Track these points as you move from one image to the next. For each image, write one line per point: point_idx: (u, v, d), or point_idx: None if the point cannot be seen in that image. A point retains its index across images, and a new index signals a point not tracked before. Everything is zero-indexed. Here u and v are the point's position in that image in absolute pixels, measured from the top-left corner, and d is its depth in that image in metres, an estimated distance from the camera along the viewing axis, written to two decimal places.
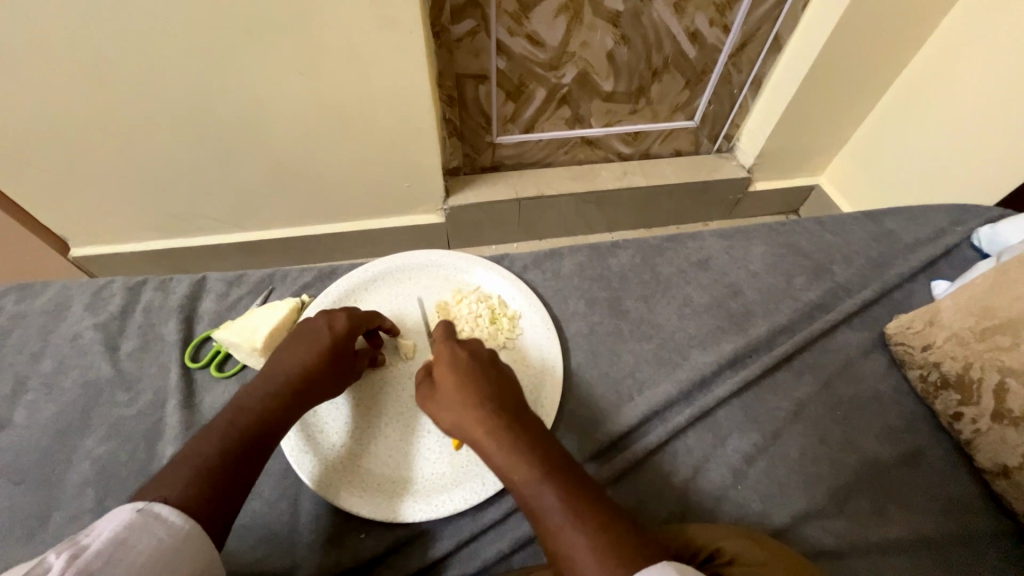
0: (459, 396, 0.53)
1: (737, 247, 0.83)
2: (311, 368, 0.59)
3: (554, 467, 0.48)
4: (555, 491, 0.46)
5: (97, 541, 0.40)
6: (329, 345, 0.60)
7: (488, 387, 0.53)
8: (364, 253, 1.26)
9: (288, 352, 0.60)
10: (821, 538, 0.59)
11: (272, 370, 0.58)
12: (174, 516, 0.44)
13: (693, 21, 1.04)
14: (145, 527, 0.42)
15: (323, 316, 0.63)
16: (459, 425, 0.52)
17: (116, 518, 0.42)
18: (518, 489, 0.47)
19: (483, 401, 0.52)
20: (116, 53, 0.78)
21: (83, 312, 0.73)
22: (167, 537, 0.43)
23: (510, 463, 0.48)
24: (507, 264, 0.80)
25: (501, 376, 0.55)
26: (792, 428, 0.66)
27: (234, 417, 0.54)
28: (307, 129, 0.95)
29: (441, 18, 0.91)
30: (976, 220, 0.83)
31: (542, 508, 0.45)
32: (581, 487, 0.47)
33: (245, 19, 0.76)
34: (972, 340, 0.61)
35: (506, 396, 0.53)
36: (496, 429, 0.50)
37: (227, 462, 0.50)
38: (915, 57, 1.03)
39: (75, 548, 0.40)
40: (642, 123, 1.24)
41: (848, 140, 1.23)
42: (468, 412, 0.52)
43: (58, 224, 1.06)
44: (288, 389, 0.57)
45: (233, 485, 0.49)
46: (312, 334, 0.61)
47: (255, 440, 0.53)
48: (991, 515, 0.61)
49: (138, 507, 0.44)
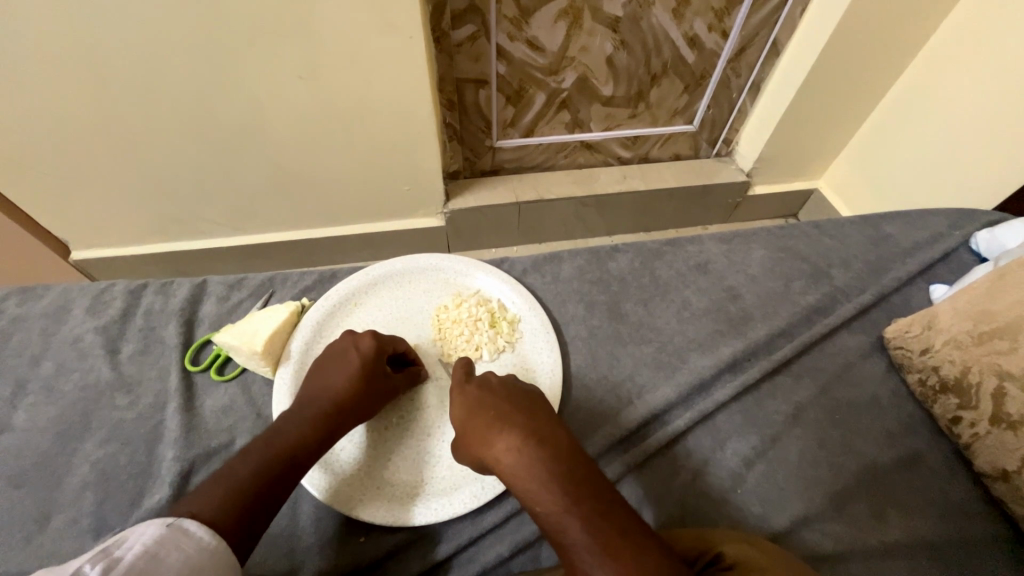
0: (477, 428, 0.53)
1: (736, 251, 0.83)
2: (343, 393, 0.59)
3: (581, 497, 0.47)
4: (580, 524, 0.45)
5: (130, 553, 0.40)
6: (359, 369, 0.61)
7: (509, 416, 0.53)
8: (365, 257, 1.27)
9: (322, 378, 0.61)
10: (820, 542, 0.59)
11: (308, 397, 0.59)
12: (201, 531, 0.45)
13: (692, 26, 1.05)
14: (175, 543, 0.43)
15: (350, 339, 0.64)
16: (486, 458, 0.52)
17: (147, 532, 0.42)
18: (545, 521, 0.47)
19: (502, 437, 0.51)
20: (118, 58, 0.79)
21: (84, 315, 0.74)
22: (196, 554, 0.43)
23: (533, 498, 0.48)
24: (507, 268, 0.81)
25: (529, 403, 0.55)
26: (791, 432, 0.66)
27: (273, 439, 0.55)
28: (307, 133, 0.95)
29: (441, 24, 0.92)
30: (973, 223, 0.83)
31: (568, 540, 0.45)
32: (610, 515, 0.46)
33: (246, 24, 0.77)
34: (970, 344, 0.61)
35: (529, 424, 0.52)
36: (519, 463, 0.50)
37: (258, 483, 0.51)
38: (913, 62, 1.04)
39: (109, 560, 0.39)
40: (641, 127, 1.24)
41: (847, 145, 1.23)
42: (492, 444, 0.52)
43: (58, 227, 1.07)
44: (323, 416, 0.58)
45: (262, 505, 0.50)
46: (342, 359, 0.62)
47: (289, 464, 0.54)
48: (990, 519, 0.61)
49: (167, 523, 0.44)
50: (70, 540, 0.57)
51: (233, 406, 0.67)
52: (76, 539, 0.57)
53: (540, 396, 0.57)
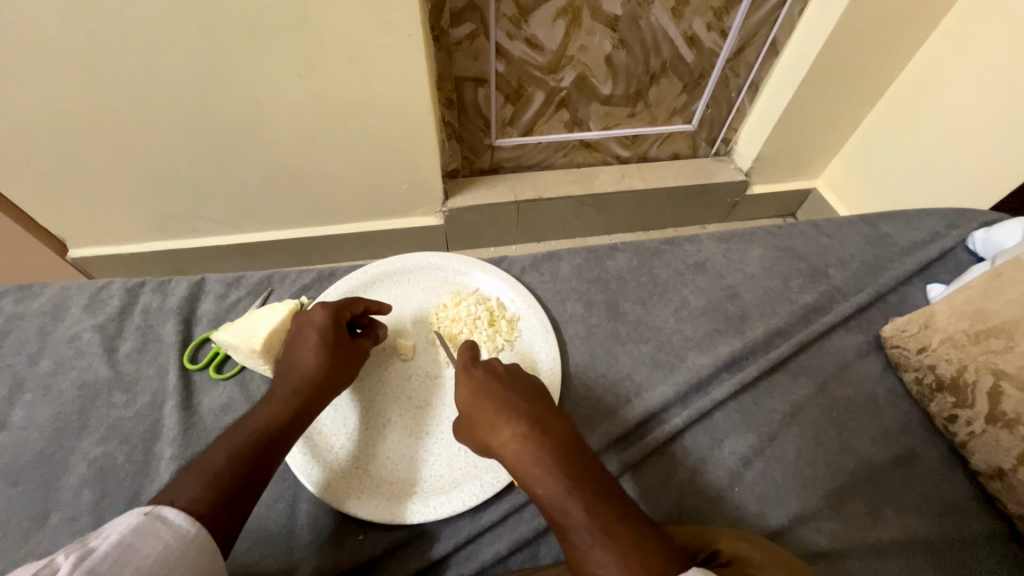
0: (482, 413, 0.53)
1: (734, 250, 0.83)
2: (311, 365, 0.60)
3: (585, 482, 0.47)
4: (584, 508, 0.45)
5: (105, 543, 0.40)
6: (320, 338, 0.62)
7: (514, 401, 0.53)
8: (364, 256, 1.27)
9: (287, 357, 0.62)
10: (817, 540, 0.59)
11: (279, 379, 0.61)
12: (181, 519, 0.44)
13: (690, 25, 1.05)
14: (153, 532, 0.42)
15: (304, 314, 0.65)
16: (488, 443, 0.52)
17: (123, 522, 0.42)
18: (548, 505, 0.47)
19: (508, 423, 0.51)
20: (116, 55, 0.78)
21: (81, 313, 0.73)
22: (174, 541, 0.43)
23: (538, 484, 0.48)
24: (506, 266, 0.81)
25: (535, 392, 0.55)
26: (788, 430, 0.66)
27: (249, 424, 0.56)
28: (306, 132, 0.95)
29: (440, 22, 0.92)
30: (970, 223, 0.83)
31: (570, 524, 0.45)
32: (611, 501, 0.46)
33: (245, 22, 0.77)
34: (967, 343, 0.61)
35: (533, 410, 0.52)
36: (525, 447, 0.49)
37: (235, 466, 0.51)
38: (910, 62, 1.04)
39: (83, 550, 0.39)
40: (640, 126, 1.24)
41: (845, 144, 1.23)
42: (496, 429, 0.51)
43: (55, 225, 1.06)
44: (296, 393, 0.59)
45: (244, 487, 0.50)
46: (302, 334, 0.63)
47: (267, 444, 0.54)
48: (986, 517, 0.62)
49: (145, 511, 0.44)
50: (68, 539, 0.57)
51: (231, 404, 0.67)
52: (73, 538, 0.57)
53: (543, 389, 0.57)
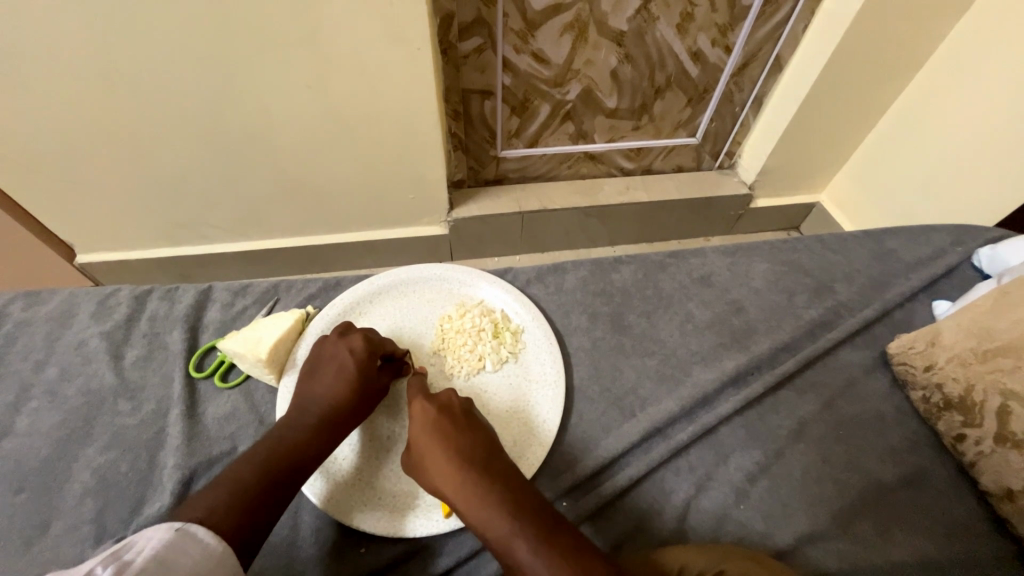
0: (431, 454, 0.55)
1: (739, 264, 0.83)
2: (341, 397, 0.60)
3: (528, 519, 0.49)
4: (529, 547, 0.47)
5: (140, 557, 0.41)
6: (354, 371, 0.61)
7: (457, 440, 0.55)
8: (367, 263, 1.27)
9: (317, 383, 0.61)
10: (823, 559, 0.58)
11: (305, 403, 0.60)
12: (209, 537, 0.46)
13: (695, 41, 1.06)
14: (183, 547, 0.44)
15: (341, 341, 0.64)
16: (436, 485, 0.54)
17: (155, 536, 0.43)
18: (494, 545, 0.49)
19: (453, 465, 0.53)
20: (129, 64, 0.80)
21: (89, 320, 0.74)
22: (202, 558, 0.44)
23: (487, 525, 0.49)
24: (511, 278, 0.81)
25: (482, 431, 0.57)
26: (794, 448, 0.65)
27: (275, 445, 0.56)
28: (313, 141, 0.96)
29: (448, 36, 0.93)
30: (975, 240, 0.83)
31: (517, 563, 0.47)
32: (554, 536, 0.48)
33: (256, 33, 0.78)
34: (974, 361, 0.61)
35: (476, 452, 0.54)
36: (471, 490, 0.51)
37: (261, 485, 0.52)
38: (913, 80, 1.05)
39: (119, 563, 0.40)
40: (644, 139, 1.25)
41: (849, 159, 1.23)
42: (442, 472, 0.53)
43: (64, 231, 1.07)
44: (323, 422, 0.59)
45: (269, 502, 0.52)
46: (335, 362, 0.63)
47: (293, 460, 0.55)
48: (994, 538, 0.61)
49: (175, 527, 0.45)
50: (69, 548, 0.57)
51: (236, 413, 0.67)
52: (75, 547, 0.57)
53: (491, 428, 0.59)
